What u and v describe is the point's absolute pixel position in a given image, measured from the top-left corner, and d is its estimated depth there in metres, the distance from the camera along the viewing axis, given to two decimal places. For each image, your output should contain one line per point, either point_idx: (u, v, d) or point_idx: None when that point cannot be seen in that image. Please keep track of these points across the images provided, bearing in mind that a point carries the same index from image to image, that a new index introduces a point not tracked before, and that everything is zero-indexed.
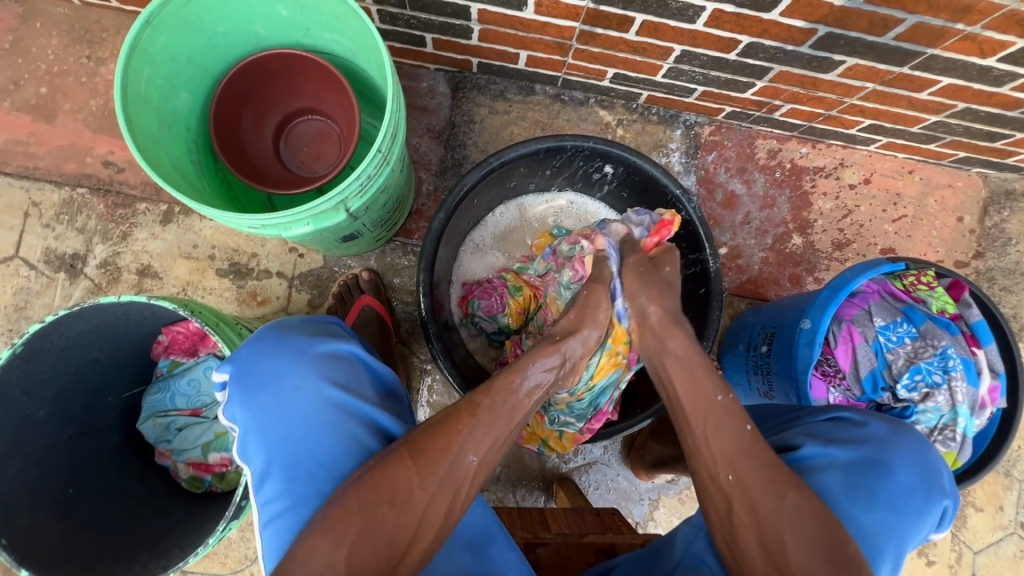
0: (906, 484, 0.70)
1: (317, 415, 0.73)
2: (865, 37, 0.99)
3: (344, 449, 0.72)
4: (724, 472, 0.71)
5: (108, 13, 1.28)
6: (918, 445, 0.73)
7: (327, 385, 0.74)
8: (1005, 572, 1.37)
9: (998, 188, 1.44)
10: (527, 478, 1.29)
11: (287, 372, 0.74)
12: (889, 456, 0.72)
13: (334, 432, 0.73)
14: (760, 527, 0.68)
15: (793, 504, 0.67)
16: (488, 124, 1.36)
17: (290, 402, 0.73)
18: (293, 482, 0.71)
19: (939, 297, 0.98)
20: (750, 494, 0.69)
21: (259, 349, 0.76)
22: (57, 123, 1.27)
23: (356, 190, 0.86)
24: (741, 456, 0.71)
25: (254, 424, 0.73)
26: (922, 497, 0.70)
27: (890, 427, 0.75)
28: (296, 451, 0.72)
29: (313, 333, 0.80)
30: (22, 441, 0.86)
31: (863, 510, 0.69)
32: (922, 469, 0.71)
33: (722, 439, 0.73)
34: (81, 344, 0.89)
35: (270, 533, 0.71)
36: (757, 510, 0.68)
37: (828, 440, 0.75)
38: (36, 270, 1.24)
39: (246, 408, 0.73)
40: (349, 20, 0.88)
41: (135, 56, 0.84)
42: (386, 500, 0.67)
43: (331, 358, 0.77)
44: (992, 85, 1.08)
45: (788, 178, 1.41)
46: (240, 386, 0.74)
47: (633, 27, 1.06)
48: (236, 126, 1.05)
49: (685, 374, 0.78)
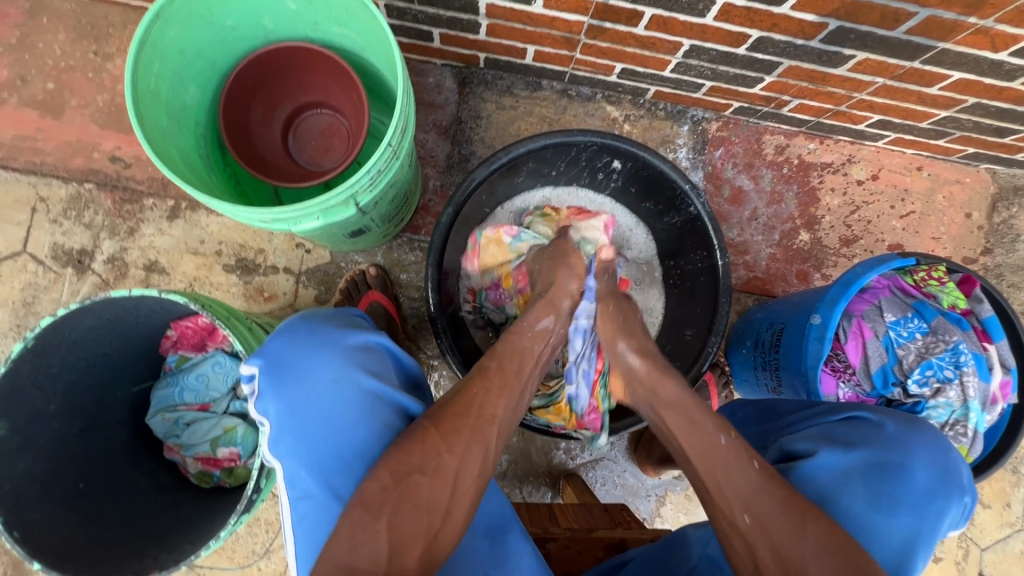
0: (926, 486, 0.70)
1: (353, 406, 0.72)
2: (875, 31, 0.98)
3: (379, 436, 0.73)
4: (740, 515, 0.70)
5: (115, 9, 1.28)
6: (937, 444, 0.73)
7: (361, 374, 0.74)
8: (1012, 569, 1.36)
9: (1006, 184, 1.43)
10: (534, 474, 1.29)
11: (321, 365, 0.73)
12: (908, 459, 0.71)
13: (368, 421, 0.73)
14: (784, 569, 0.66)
15: (814, 537, 0.66)
16: (495, 119, 1.35)
17: (326, 394, 0.72)
18: (330, 473, 0.71)
19: (950, 293, 0.98)
20: (770, 535, 0.67)
21: (292, 340, 0.76)
22: (64, 119, 1.27)
23: (365, 185, 0.85)
24: (756, 495, 0.70)
25: (289, 418, 0.72)
26: (945, 499, 0.69)
27: (907, 427, 0.75)
28: (333, 443, 0.71)
29: (342, 325, 0.80)
30: (33, 435, 0.86)
31: (884, 519, 0.69)
32: (940, 468, 0.71)
33: (732, 481, 0.72)
34: (91, 339, 0.89)
35: (305, 527, 0.70)
36: (779, 548, 0.66)
37: (847, 442, 0.75)
38: (43, 266, 1.24)
39: (281, 402, 0.72)
40: (359, 15, 0.88)
41: (144, 50, 0.84)
42: (418, 469, 0.67)
43: (363, 350, 0.77)
44: (1003, 80, 1.07)
45: (795, 173, 1.41)
46: (272, 379, 0.73)
47: (642, 21, 1.06)
48: (245, 119, 1.05)
49: (685, 423, 0.81)
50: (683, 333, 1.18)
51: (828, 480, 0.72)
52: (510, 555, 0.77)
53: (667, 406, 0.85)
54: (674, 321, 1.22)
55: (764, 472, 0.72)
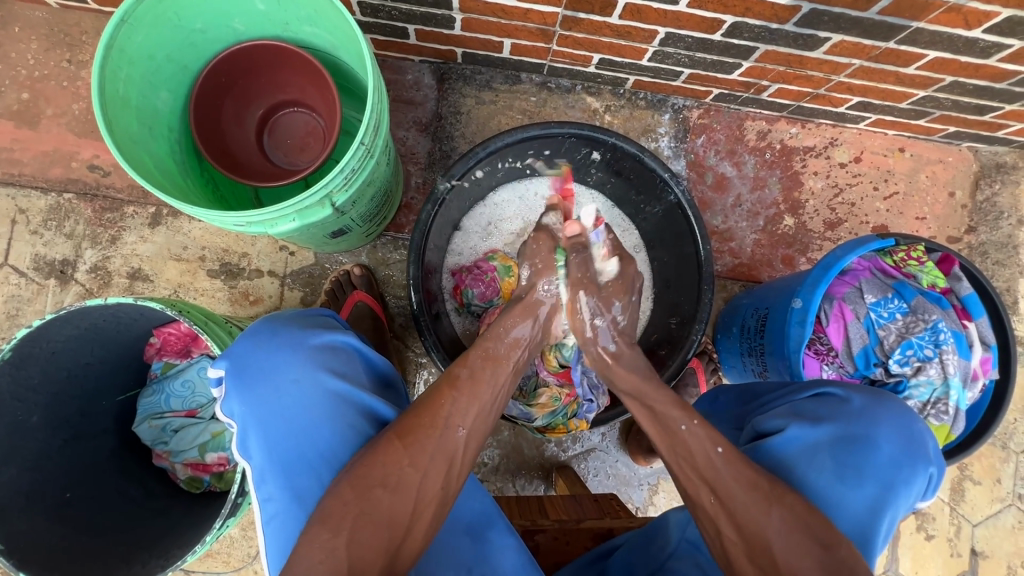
0: (892, 456, 0.70)
1: (315, 404, 0.72)
2: (848, 13, 0.98)
3: (344, 439, 0.72)
4: (705, 496, 0.69)
5: (87, 15, 1.27)
6: (901, 416, 0.73)
7: (325, 374, 0.74)
8: (1003, 543, 1.39)
9: (989, 161, 1.44)
10: (526, 467, 1.29)
11: (284, 365, 0.74)
12: (874, 431, 0.71)
13: (333, 422, 0.72)
14: (753, 550, 0.65)
15: (779, 515, 0.65)
16: (475, 114, 1.35)
17: (287, 393, 0.72)
18: (294, 475, 0.71)
19: (930, 272, 0.98)
20: (735, 516, 0.67)
21: (255, 342, 0.75)
22: (39, 129, 1.26)
23: (340, 184, 0.85)
24: (720, 479, 0.68)
25: (253, 418, 0.73)
26: (910, 468, 0.69)
27: (874, 401, 0.75)
28: (295, 444, 0.71)
29: (309, 325, 0.80)
30: (15, 447, 0.85)
31: (851, 489, 0.69)
32: (906, 439, 0.71)
33: (693, 463, 0.71)
34: (71, 349, 0.88)
35: (274, 528, 0.71)
36: (744, 526, 0.66)
37: (814, 417, 0.74)
38: (26, 277, 1.24)
39: (243, 401, 0.73)
40: (329, 14, 0.87)
41: (111, 57, 0.83)
42: (379, 483, 0.67)
43: (329, 350, 0.77)
44: (979, 57, 1.07)
45: (778, 159, 1.41)
46: (236, 379, 0.74)
47: (616, 11, 1.05)
48: (219, 119, 1.04)
49: (644, 412, 0.80)
50: (669, 321, 1.17)
51: (796, 455, 0.72)
52: (496, 549, 0.78)
53: (627, 396, 0.83)
54: (659, 307, 1.22)
55: (728, 458, 0.69)
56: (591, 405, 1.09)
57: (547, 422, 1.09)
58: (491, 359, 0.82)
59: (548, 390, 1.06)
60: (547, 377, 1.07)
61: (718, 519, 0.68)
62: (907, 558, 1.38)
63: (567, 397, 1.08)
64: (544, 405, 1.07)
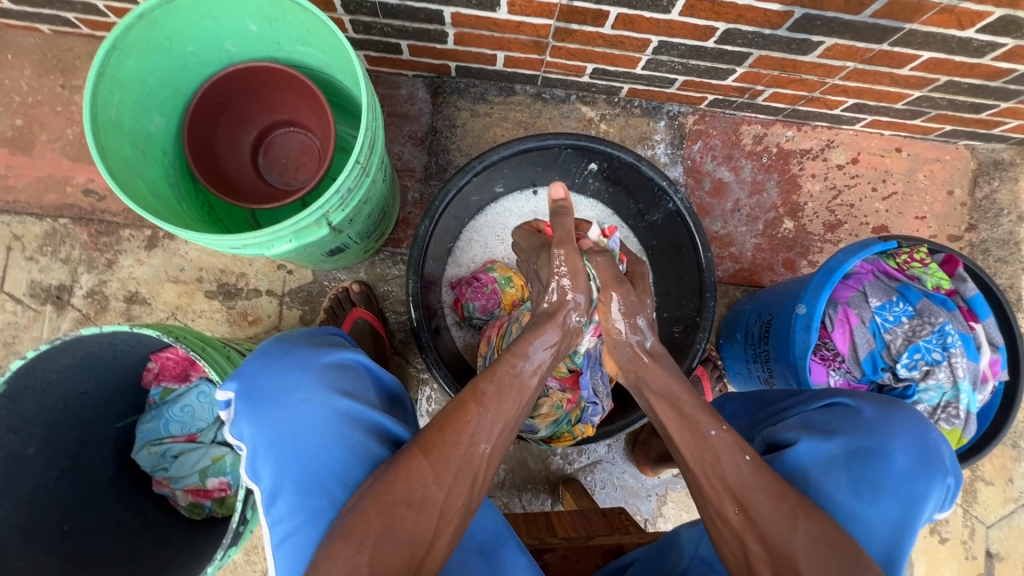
0: (907, 468, 0.68)
1: (327, 425, 0.71)
2: (841, 17, 0.98)
3: (358, 458, 0.70)
4: (731, 508, 0.67)
5: (79, 40, 1.27)
6: (914, 425, 0.71)
7: (335, 394, 0.73)
8: (1017, 544, 1.39)
9: (987, 159, 1.44)
10: (532, 482, 1.28)
11: (294, 385, 0.72)
12: (888, 442, 0.69)
13: (345, 441, 0.71)
14: (777, 561, 0.63)
15: (805, 530, 0.64)
16: (470, 127, 1.35)
17: (298, 414, 0.71)
18: (307, 495, 0.69)
19: (934, 274, 0.96)
20: (759, 528, 0.65)
21: (265, 363, 0.75)
22: (34, 155, 1.25)
23: (336, 204, 0.84)
24: (747, 488, 0.67)
25: (264, 440, 0.71)
26: (926, 480, 0.67)
27: (885, 410, 0.73)
28: (307, 464, 0.70)
29: (318, 344, 0.79)
30: (13, 480, 0.82)
31: (868, 505, 0.67)
32: (920, 449, 0.69)
33: (720, 471, 0.68)
34: (66, 378, 0.84)
35: (284, 552, 0.68)
36: (769, 539, 0.64)
37: (825, 430, 0.73)
38: (22, 304, 1.22)
39: (253, 423, 0.71)
40: (321, 33, 0.87)
41: (103, 83, 0.82)
42: (404, 500, 0.66)
43: (338, 368, 0.76)
44: (973, 57, 1.07)
45: (775, 162, 1.41)
46: (247, 401, 0.73)
47: (609, 21, 1.05)
48: (213, 141, 1.04)
49: (672, 414, 0.75)
50: (672, 329, 1.16)
51: (810, 471, 0.70)
52: (506, 571, 0.77)
53: (656, 397, 0.78)
54: (662, 314, 1.21)
55: (756, 466, 0.68)
56: (596, 408, 1.04)
57: (551, 432, 1.04)
58: (518, 379, 0.76)
59: (549, 400, 1.01)
60: (552, 385, 1.01)
61: (742, 532, 0.66)
62: (922, 562, 1.37)
63: (569, 403, 1.03)
64: (546, 415, 1.02)
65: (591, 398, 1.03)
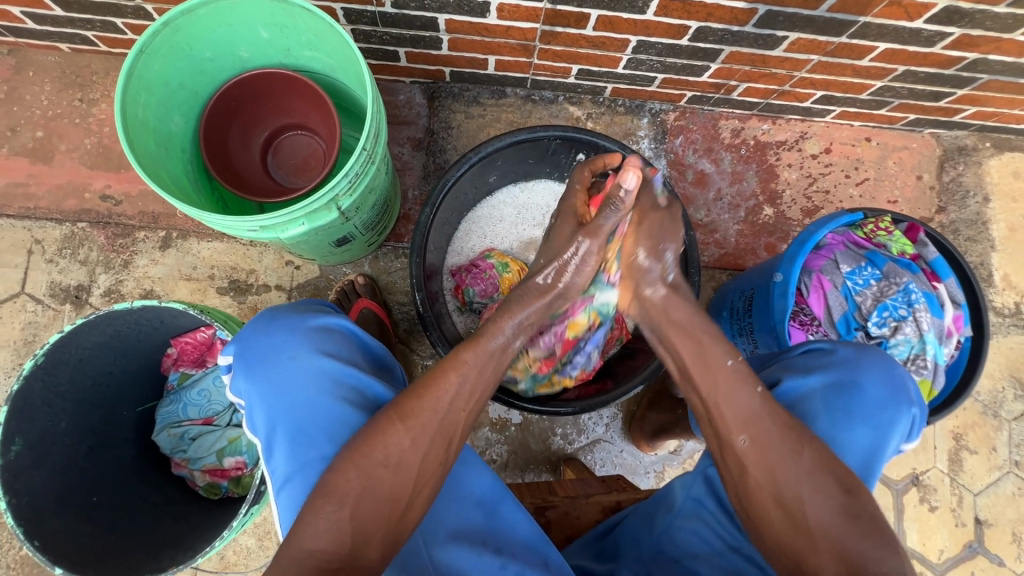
0: (878, 399, 0.75)
1: (312, 382, 0.76)
2: (801, 12, 1.07)
3: (342, 412, 0.76)
4: (738, 436, 0.71)
5: (97, 57, 1.35)
6: (884, 361, 0.78)
7: (318, 354, 0.78)
8: (1005, 510, 1.45)
9: (951, 145, 1.54)
10: (534, 462, 1.33)
11: (282, 346, 0.78)
12: (860, 376, 0.76)
13: (330, 397, 0.76)
14: (777, 488, 0.69)
15: (810, 459, 0.69)
16: (465, 128, 1.44)
17: (286, 372, 0.77)
18: (297, 446, 0.75)
19: (898, 241, 1.04)
20: (766, 456, 0.69)
21: (257, 327, 0.80)
22: (54, 164, 1.33)
23: (345, 188, 0.91)
24: (757, 419, 0.71)
25: (259, 395, 0.77)
26: (894, 409, 0.75)
27: (859, 350, 0.79)
28: (297, 417, 0.76)
29: (306, 310, 0.84)
30: (46, 452, 0.88)
31: (843, 432, 0.74)
32: (890, 382, 0.76)
33: (733, 404, 0.72)
34: (96, 356, 0.91)
35: (281, 496, 0.75)
36: (774, 466, 0.69)
37: (804, 369, 0.79)
38: (42, 304, 1.28)
39: (248, 381, 0.78)
40: (330, 39, 0.95)
41: (132, 84, 0.90)
42: (381, 462, 0.70)
43: (323, 332, 0.81)
44: (925, 46, 1.17)
45: (753, 154, 1.50)
46: (241, 362, 0.79)
47: (590, 23, 1.15)
48: (226, 141, 1.11)
49: (690, 345, 0.77)
50: None
51: (792, 406, 0.77)
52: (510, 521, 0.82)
53: (675, 327, 0.78)
54: None
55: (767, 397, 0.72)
56: (580, 363, 1.10)
57: (530, 386, 1.09)
58: None
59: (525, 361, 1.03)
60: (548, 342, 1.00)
61: (744, 458, 0.71)
62: (914, 530, 1.42)
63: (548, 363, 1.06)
64: (519, 371, 1.06)
65: (581, 354, 1.07)
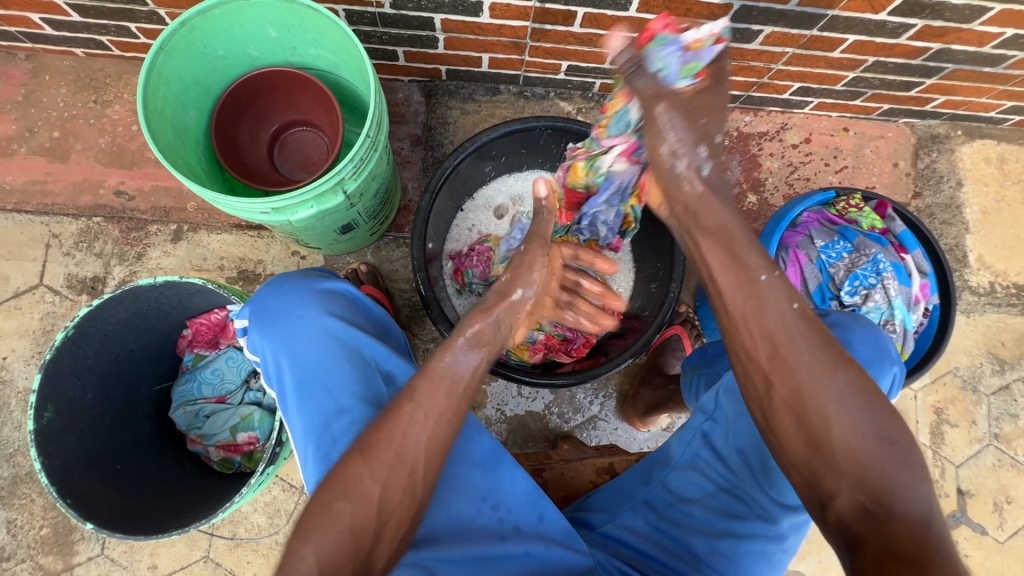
0: (864, 356, 0.82)
1: (316, 338, 0.83)
2: (773, 7, 1.15)
3: (341, 368, 0.82)
4: (764, 349, 0.73)
5: (110, 61, 1.43)
6: (869, 326, 0.85)
7: (323, 314, 0.85)
8: (986, 481, 1.51)
9: (925, 134, 1.62)
10: (532, 440, 1.38)
11: (292, 305, 0.86)
12: (848, 337, 0.83)
13: (332, 353, 0.83)
14: (807, 407, 0.70)
15: (844, 379, 0.69)
16: (461, 124, 1.51)
17: (294, 328, 0.84)
18: (300, 397, 0.82)
19: (868, 216, 1.10)
20: (800, 369, 0.70)
21: (272, 289, 0.89)
22: (70, 162, 1.39)
23: (351, 172, 0.98)
24: (787, 337, 0.72)
25: (270, 348, 0.84)
26: (878, 366, 0.81)
27: (846, 317, 0.87)
28: (301, 371, 0.82)
29: (315, 277, 0.92)
30: (73, 421, 0.94)
31: None
32: (874, 344, 0.82)
33: (765, 319, 0.73)
34: (118, 332, 0.98)
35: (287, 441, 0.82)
36: (805, 382, 0.70)
37: None
38: (60, 294, 1.34)
39: (261, 337, 0.85)
40: (334, 37, 1.02)
41: (152, 79, 0.97)
42: (341, 496, 0.70)
43: (329, 294, 0.88)
44: (891, 38, 1.24)
45: (736, 144, 1.57)
46: (257, 319, 0.86)
47: (577, 20, 1.22)
48: (236, 134, 1.18)
49: (723, 258, 0.78)
50: (649, 287, 1.29)
51: None
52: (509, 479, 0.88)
53: (704, 237, 0.80)
54: (639, 277, 1.35)
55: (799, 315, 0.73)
56: (589, 229, 1.23)
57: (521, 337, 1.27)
58: None
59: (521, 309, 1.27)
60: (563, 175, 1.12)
61: (773, 373, 0.72)
62: None
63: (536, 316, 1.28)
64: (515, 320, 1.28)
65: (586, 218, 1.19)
